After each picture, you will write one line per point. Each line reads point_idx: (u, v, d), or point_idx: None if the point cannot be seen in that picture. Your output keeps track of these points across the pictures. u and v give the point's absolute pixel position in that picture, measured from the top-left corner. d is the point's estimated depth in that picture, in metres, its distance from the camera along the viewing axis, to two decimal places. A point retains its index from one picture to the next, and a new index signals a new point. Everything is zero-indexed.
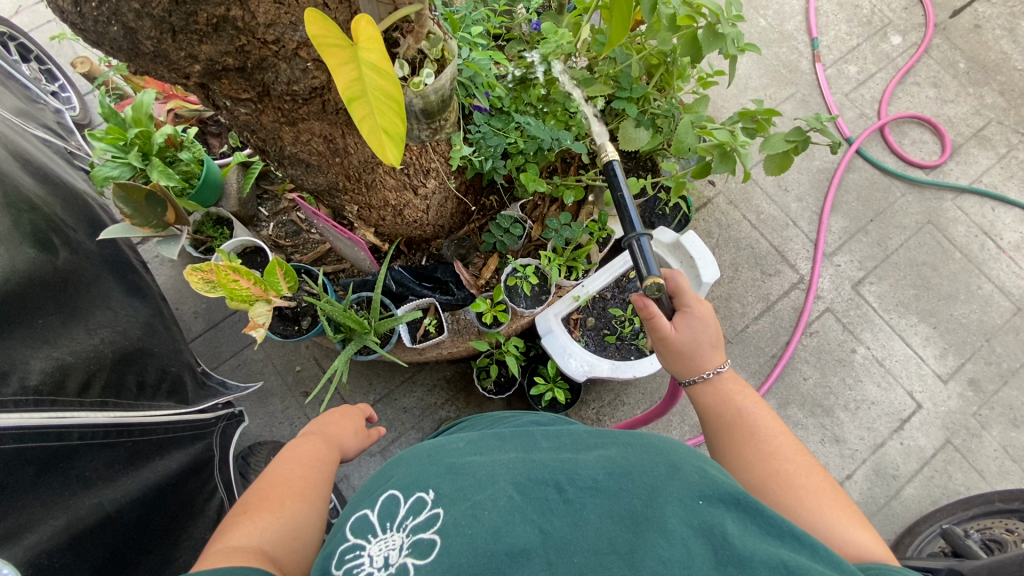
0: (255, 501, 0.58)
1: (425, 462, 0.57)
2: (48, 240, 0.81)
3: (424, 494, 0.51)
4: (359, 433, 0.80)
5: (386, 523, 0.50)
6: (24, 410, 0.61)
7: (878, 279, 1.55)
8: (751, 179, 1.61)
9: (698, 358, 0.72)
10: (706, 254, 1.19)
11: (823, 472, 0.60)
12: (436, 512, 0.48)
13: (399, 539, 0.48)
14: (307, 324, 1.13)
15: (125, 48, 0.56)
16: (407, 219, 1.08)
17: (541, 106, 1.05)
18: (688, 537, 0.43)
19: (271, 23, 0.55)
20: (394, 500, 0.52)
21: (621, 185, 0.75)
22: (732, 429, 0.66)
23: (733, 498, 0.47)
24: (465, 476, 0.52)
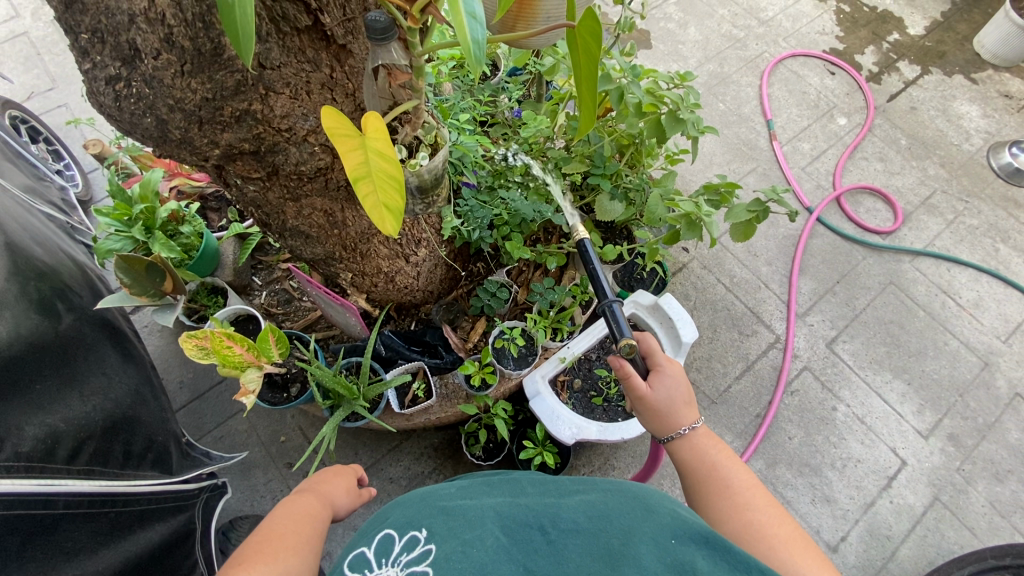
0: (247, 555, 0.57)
1: (418, 503, 0.58)
2: (48, 309, 0.84)
3: (418, 532, 0.52)
4: (352, 494, 0.80)
5: (381, 560, 0.51)
6: (16, 476, 0.61)
7: (851, 337, 1.62)
8: (722, 244, 1.71)
9: (674, 416, 0.76)
10: (684, 315, 1.26)
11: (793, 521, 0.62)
12: (428, 548, 0.49)
13: (394, 574, 0.49)
14: (295, 392, 1.13)
15: (155, 136, 0.63)
16: (399, 285, 1.13)
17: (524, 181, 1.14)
18: (660, 573, 0.45)
19: (286, 114, 0.63)
20: (389, 539, 0.53)
21: (593, 259, 0.82)
22: (705, 481, 0.69)
23: (703, 536, 0.49)
24: (455, 517, 0.53)
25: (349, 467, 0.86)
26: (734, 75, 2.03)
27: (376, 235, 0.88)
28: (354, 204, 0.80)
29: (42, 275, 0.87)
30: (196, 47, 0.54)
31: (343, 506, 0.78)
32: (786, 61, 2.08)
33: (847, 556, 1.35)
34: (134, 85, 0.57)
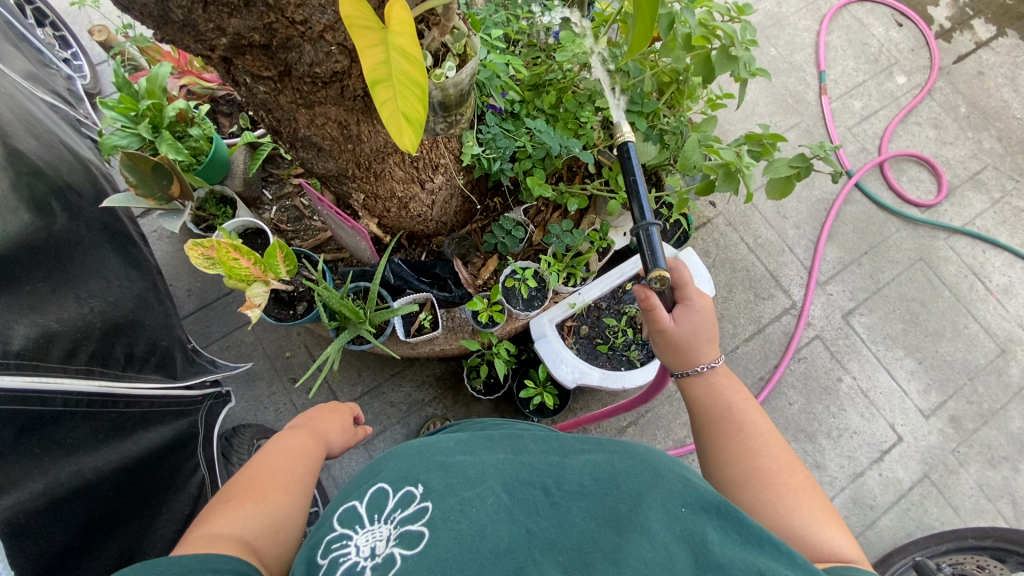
0: (237, 492, 0.59)
1: (416, 454, 0.58)
2: (41, 208, 0.81)
3: (413, 488, 0.53)
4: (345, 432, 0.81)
5: (374, 515, 0.52)
6: (9, 372, 0.61)
7: (868, 310, 1.58)
8: (751, 202, 1.63)
9: (694, 352, 0.73)
10: (703, 272, 1.22)
11: (803, 471, 0.62)
12: (424, 506, 0.50)
13: (387, 530, 0.49)
14: (301, 310, 1.12)
15: (155, 15, 0.57)
16: (412, 212, 1.08)
17: (552, 112, 1.08)
18: (669, 541, 0.45)
19: (301, 3, 0.56)
20: (383, 493, 0.54)
21: (636, 172, 0.75)
22: (718, 421, 0.68)
23: (714, 506, 0.49)
24: (454, 474, 0.53)
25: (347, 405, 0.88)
26: (792, 17, 1.85)
27: (391, 156, 0.84)
28: (370, 120, 0.74)
29: (37, 172, 0.84)
30: None
31: (340, 443, 0.80)
32: (850, 7, 1.89)
33: None
34: None
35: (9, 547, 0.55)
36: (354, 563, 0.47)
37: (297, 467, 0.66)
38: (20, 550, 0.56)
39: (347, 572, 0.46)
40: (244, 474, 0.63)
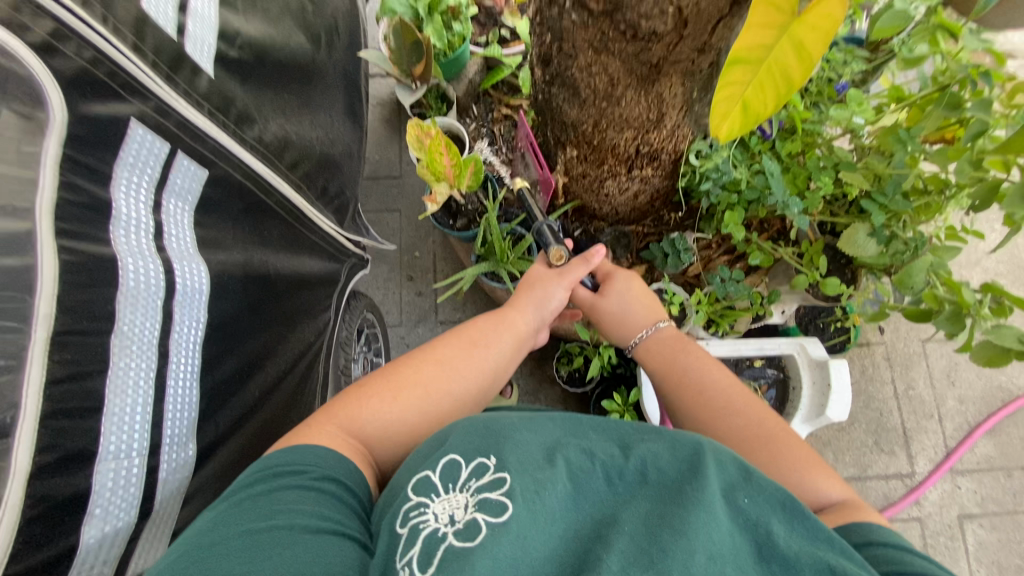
0: (366, 396, 0.68)
1: (483, 428, 0.56)
2: (313, 35, 0.90)
3: (487, 459, 0.51)
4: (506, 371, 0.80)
5: (448, 484, 0.51)
6: (254, 155, 0.68)
7: (992, 527, 1.36)
8: (924, 350, 1.45)
9: (629, 320, 0.85)
10: (846, 392, 1.09)
11: (776, 419, 0.69)
12: (501, 476, 0.49)
13: (463, 498, 0.49)
14: (460, 225, 1.16)
15: None
16: (602, 191, 1.04)
17: (786, 160, 1.02)
18: (733, 531, 0.44)
19: None
20: (456, 462, 0.53)
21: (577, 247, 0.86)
22: (686, 387, 0.75)
23: (781, 502, 0.47)
24: (524, 449, 0.52)
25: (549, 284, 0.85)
26: None
27: (627, 130, 0.85)
28: (640, 87, 0.74)
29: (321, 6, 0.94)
30: None
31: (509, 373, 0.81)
32: None
33: None
34: None
35: (212, 296, 0.60)
36: (435, 529, 0.47)
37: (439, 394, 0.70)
38: (216, 302, 0.60)
39: (430, 539, 0.46)
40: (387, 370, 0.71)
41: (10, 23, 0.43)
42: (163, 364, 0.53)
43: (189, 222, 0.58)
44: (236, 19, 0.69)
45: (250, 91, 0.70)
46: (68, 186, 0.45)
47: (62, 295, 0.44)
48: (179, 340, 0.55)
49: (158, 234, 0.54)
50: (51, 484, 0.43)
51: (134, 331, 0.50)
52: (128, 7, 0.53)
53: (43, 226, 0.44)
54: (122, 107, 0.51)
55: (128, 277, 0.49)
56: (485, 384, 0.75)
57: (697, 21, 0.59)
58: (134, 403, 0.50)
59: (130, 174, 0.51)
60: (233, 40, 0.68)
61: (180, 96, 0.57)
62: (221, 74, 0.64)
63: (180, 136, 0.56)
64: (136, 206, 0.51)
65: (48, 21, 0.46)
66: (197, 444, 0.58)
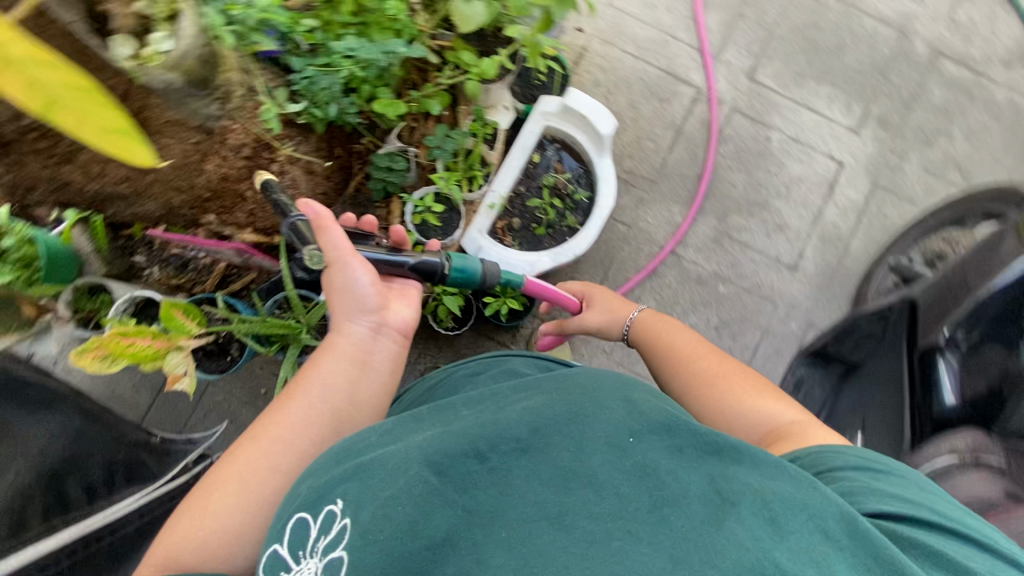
0: (185, 520, 0.63)
1: (338, 465, 0.54)
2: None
3: (333, 506, 0.49)
4: (356, 403, 0.70)
5: (298, 551, 0.48)
6: None
7: (770, 59, 1.52)
8: (616, 7, 1.49)
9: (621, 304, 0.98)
10: (597, 108, 1.17)
11: (729, 363, 0.82)
12: (346, 523, 0.47)
13: (313, 565, 0.46)
14: (237, 350, 1.04)
15: None
16: (281, 198, 0.97)
17: (356, 20, 0.92)
18: (619, 485, 0.46)
19: None
20: (303, 523, 0.50)
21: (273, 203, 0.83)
22: (666, 343, 0.89)
23: (663, 425, 0.52)
24: (374, 472, 0.50)
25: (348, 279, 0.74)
26: None
27: None
28: None
29: None
30: None
31: (365, 402, 0.71)
32: None
33: (807, 269, 1.45)
34: None
35: None
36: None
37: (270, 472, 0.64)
38: None
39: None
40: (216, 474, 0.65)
41: None
42: None
43: None
44: None
45: None
46: None
47: None
48: None
49: None
50: None
51: None
52: None
53: None
54: None
55: None
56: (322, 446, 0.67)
57: None
58: None
59: None
60: None
61: None
62: None
63: None
64: None
65: None
66: None
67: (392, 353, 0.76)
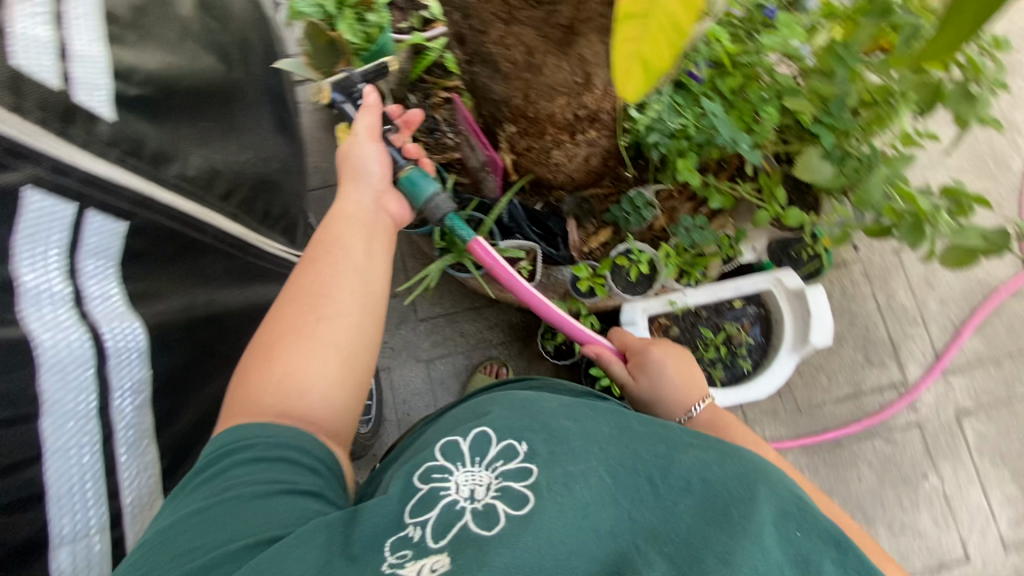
0: (247, 376, 0.63)
1: (522, 408, 0.60)
2: (224, 53, 0.85)
3: (516, 444, 0.54)
4: (368, 284, 0.71)
5: (476, 457, 0.54)
6: (181, 195, 0.65)
7: (988, 418, 1.39)
8: (899, 258, 1.45)
9: (677, 400, 0.84)
10: (826, 318, 1.10)
11: (823, 497, 0.70)
12: (528, 466, 0.51)
13: (488, 477, 0.52)
14: (414, 221, 1.14)
15: None
16: (551, 162, 1.01)
17: (728, 98, 1.00)
18: (782, 561, 0.44)
19: None
20: (485, 438, 0.56)
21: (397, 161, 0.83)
22: None
23: (832, 537, 0.47)
24: (557, 440, 0.54)
25: (354, 163, 0.79)
26: None
27: (558, 98, 0.82)
28: (559, 52, 0.71)
29: (223, 22, 0.88)
30: None
31: (375, 270, 0.73)
32: None
33: None
34: None
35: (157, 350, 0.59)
36: (454, 501, 0.50)
37: (320, 348, 0.65)
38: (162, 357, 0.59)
39: (446, 509, 0.50)
40: (240, 375, 0.64)
41: None
42: (109, 434, 0.54)
43: (117, 281, 0.56)
44: (129, 55, 0.65)
45: (163, 130, 0.67)
46: None
47: None
48: (122, 410, 0.54)
49: (81, 300, 0.52)
50: None
51: (70, 407, 0.50)
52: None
53: None
54: (11, 178, 0.47)
55: (46, 350, 0.48)
56: (360, 316, 0.69)
57: None
58: (82, 458, 0.51)
59: (33, 247, 0.49)
60: (130, 78, 0.63)
61: (79, 152, 0.53)
62: (125, 118, 0.61)
63: (87, 192, 0.53)
64: (47, 276, 0.49)
65: None
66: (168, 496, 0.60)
67: (388, 227, 0.80)
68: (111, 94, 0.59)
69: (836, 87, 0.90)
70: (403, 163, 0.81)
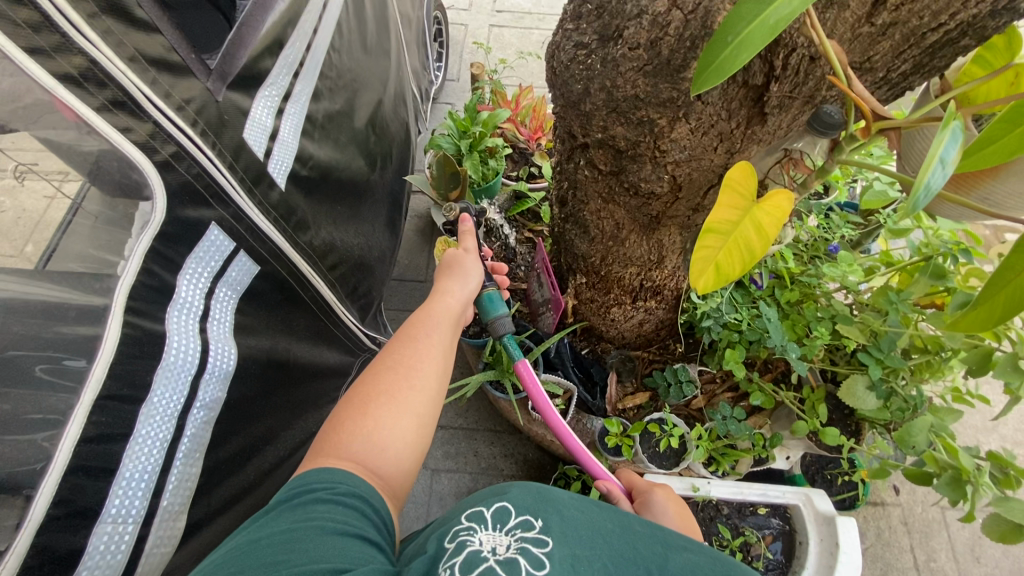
0: (337, 427, 0.65)
1: (534, 486, 0.57)
2: (371, 159, 1.05)
3: (533, 518, 0.51)
4: (446, 353, 0.77)
5: (496, 523, 0.51)
6: (301, 257, 0.77)
7: None
8: (943, 516, 1.36)
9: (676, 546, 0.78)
10: (856, 555, 1.01)
11: None
12: (544, 539, 0.49)
13: (506, 541, 0.49)
14: (471, 332, 1.23)
15: (570, 101, 0.66)
16: (609, 317, 1.09)
17: (783, 308, 1.08)
18: None
19: (674, 140, 0.62)
20: (505, 509, 0.52)
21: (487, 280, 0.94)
22: None
23: None
24: (568, 522, 0.51)
25: (457, 266, 0.88)
26: None
27: (631, 266, 0.93)
28: (642, 233, 0.84)
29: (380, 138, 1.10)
30: (668, 58, 0.54)
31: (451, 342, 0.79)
32: None
33: None
34: (591, 59, 0.59)
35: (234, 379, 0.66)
36: (478, 550, 0.48)
37: (406, 412, 0.67)
38: (235, 383, 0.66)
39: (472, 555, 0.48)
40: (333, 422, 0.67)
41: (144, 146, 0.53)
42: (178, 437, 0.58)
43: (232, 310, 0.66)
44: (312, 146, 0.83)
45: (312, 203, 0.82)
46: (145, 272, 0.54)
47: (114, 363, 0.51)
48: (195, 420, 0.60)
49: (205, 317, 0.61)
50: (55, 536, 0.47)
51: (161, 404, 0.56)
52: (234, 136, 0.65)
53: (115, 306, 0.52)
54: (207, 212, 0.60)
55: (171, 352, 0.56)
56: (441, 388, 0.73)
57: (690, 185, 0.69)
58: (147, 461, 0.55)
59: (196, 266, 0.60)
60: (306, 162, 0.81)
61: (254, 206, 0.67)
62: (291, 188, 0.76)
63: (246, 237, 0.66)
64: (194, 291, 0.59)
65: (173, 145, 0.56)
66: (186, 519, 0.61)
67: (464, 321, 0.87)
68: (289, 170, 0.76)
69: (889, 327, 0.96)
70: (487, 284, 0.92)
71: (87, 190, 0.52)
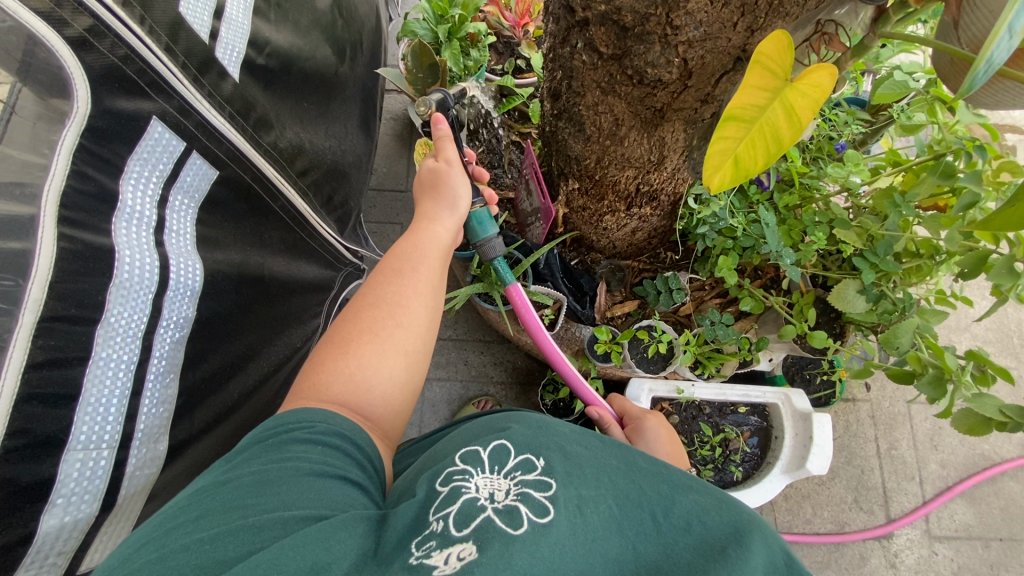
0: (318, 366, 0.63)
1: (539, 427, 0.55)
2: (339, 49, 0.92)
3: (536, 459, 0.49)
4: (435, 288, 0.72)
5: (494, 466, 0.50)
6: (268, 160, 0.69)
7: None
8: (908, 410, 1.44)
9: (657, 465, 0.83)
10: (827, 446, 1.07)
11: None
12: (546, 480, 0.47)
13: (505, 484, 0.47)
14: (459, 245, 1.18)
15: None
16: (601, 225, 1.05)
17: (781, 213, 1.04)
18: None
19: (690, 10, 0.53)
20: (504, 450, 0.51)
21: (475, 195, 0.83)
22: None
23: None
24: (572, 463, 0.49)
25: (443, 186, 0.76)
26: None
27: (628, 168, 0.87)
28: (644, 129, 0.77)
29: (348, 22, 0.96)
30: None
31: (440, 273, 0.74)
32: None
33: None
34: None
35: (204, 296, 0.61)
36: (474, 498, 0.46)
37: (390, 352, 0.65)
38: (205, 300, 0.62)
39: (468, 504, 0.46)
40: (316, 360, 0.65)
41: (50, 17, 0.44)
42: (146, 357, 0.55)
43: (192, 221, 0.60)
44: (267, 29, 0.71)
45: (273, 98, 0.72)
46: (77, 175, 0.47)
47: (55, 281, 0.46)
48: (162, 338, 0.56)
49: (159, 228, 0.55)
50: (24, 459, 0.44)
51: (120, 322, 0.52)
52: (167, 10, 0.54)
53: (47, 214, 0.45)
54: (145, 104, 0.52)
55: (122, 269, 0.51)
56: (427, 326, 0.69)
57: (701, 72, 0.61)
58: (114, 387, 0.52)
59: (141, 168, 0.53)
60: (262, 48, 0.70)
61: (204, 98, 0.58)
62: (246, 79, 0.66)
63: (197, 136, 0.58)
64: (141, 200, 0.53)
65: (88, 17, 0.47)
66: (168, 440, 0.60)
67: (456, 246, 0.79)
68: (243, 58, 0.66)
69: (891, 231, 0.93)
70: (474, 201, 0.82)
71: (19, 92, 0.44)
